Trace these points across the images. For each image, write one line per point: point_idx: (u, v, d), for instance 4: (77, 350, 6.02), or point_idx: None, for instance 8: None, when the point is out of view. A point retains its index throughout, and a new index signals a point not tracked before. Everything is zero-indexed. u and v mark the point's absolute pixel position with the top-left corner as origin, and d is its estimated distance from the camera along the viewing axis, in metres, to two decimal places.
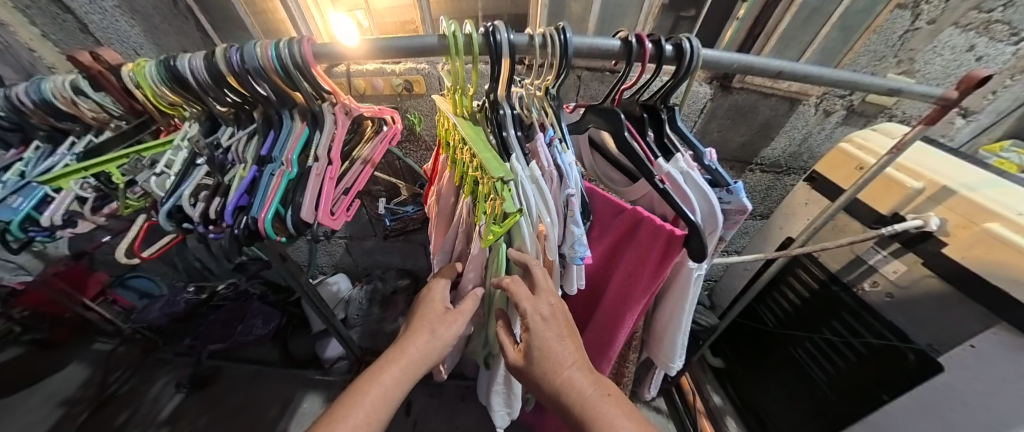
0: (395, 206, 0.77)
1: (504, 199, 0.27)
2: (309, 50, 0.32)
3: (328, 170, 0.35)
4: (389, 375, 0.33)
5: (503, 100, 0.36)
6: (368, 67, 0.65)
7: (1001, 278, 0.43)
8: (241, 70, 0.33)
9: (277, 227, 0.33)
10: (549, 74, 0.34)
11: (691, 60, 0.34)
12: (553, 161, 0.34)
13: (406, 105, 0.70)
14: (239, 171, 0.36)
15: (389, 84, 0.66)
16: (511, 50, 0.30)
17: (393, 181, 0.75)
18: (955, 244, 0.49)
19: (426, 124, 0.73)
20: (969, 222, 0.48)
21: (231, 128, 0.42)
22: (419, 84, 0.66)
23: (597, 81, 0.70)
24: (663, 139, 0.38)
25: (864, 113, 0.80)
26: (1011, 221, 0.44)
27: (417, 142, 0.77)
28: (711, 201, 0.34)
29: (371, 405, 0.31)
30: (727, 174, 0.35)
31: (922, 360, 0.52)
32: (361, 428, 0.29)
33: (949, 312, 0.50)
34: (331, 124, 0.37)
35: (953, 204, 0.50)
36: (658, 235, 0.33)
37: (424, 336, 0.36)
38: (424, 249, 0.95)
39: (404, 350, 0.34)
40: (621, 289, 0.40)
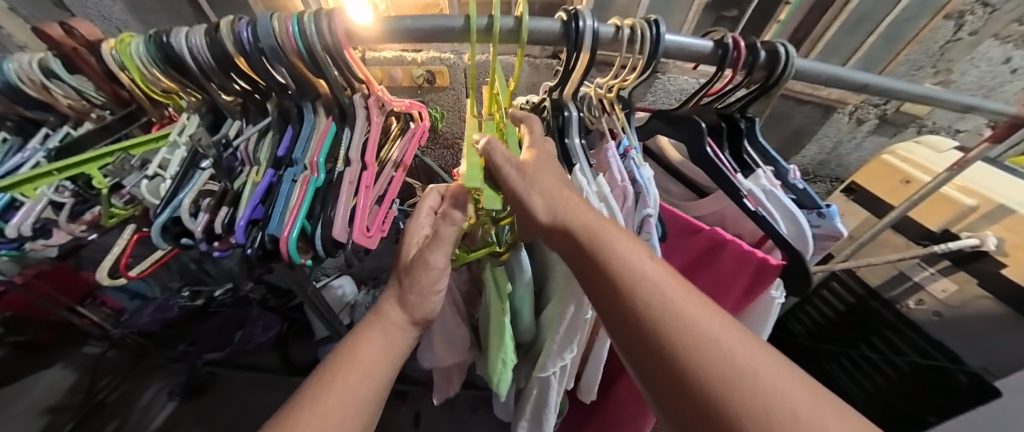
0: (409, 207, 0.70)
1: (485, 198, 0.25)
2: (340, 29, 0.27)
3: (361, 177, 0.30)
4: (362, 351, 0.30)
5: (570, 101, 0.31)
6: (385, 55, 0.59)
7: None
8: (253, 49, 0.27)
9: (301, 247, 0.27)
10: (628, 75, 0.29)
11: (785, 67, 0.30)
12: (626, 174, 0.29)
13: (427, 99, 0.65)
14: (251, 175, 0.30)
15: (407, 75, 0.61)
16: (594, 43, 0.25)
17: (410, 183, 0.69)
18: (1014, 266, 0.47)
19: (448, 121, 0.67)
20: None
21: (238, 122, 0.36)
22: (442, 76, 0.60)
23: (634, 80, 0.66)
24: (741, 154, 0.34)
25: (896, 123, 0.77)
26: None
27: (436, 139, 0.72)
28: (802, 223, 0.30)
29: (356, 377, 0.28)
30: (818, 196, 0.32)
31: (975, 383, 0.50)
32: (335, 411, 0.25)
33: (1005, 335, 0.48)
34: (362, 120, 0.33)
35: (1011, 224, 0.48)
36: (744, 262, 0.28)
37: (394, 295, 0.35)
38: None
39: (380, 314, 0.33)
40: None
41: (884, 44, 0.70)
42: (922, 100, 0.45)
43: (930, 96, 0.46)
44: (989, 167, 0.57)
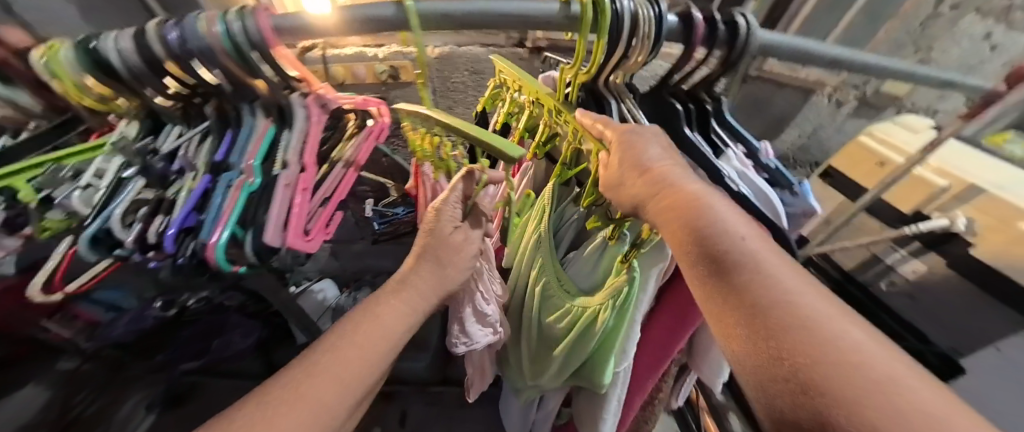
0: (384, 208, 0.71)
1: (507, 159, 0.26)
2: (265, 24, 0.26)
3: (300, 179, 0.29)
4: (383, 312, 0.31)
5: (609, 92, 0.33)
6: (347, 52, 0.60)
7: None
8: (182, 51, 0.26)
9: (233, 254, 0.26)
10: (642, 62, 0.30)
11: (748, 41, 0.28)
12: None
13: (392, 96, 0.65)
14: (187, 181, 0.29)
15: (372, 72, 0.62)
16: (631, 27, 0.25)
17: (382, 182, 0.69)
18: (984, 245, 0.47)
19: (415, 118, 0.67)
20: (999, 223, 0.45)
21: (181, 127, 0.35)
22: (406, 71, 0.61)
23: None
24: (709, 135, 0.34)
25: (875, 105, 0.76)
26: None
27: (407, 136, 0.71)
28: (777, 204, 0.29)
29: (362, 343, 0.28)
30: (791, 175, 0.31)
31: (945, 363, 0.52)
32: (353, 364, 0.27)
33: (973, 314, 0.49)
34: (301, 119, 0.32)
35: (984, 205, 0.47)
36: None
37: (429, 264, 0.35)
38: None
39: (405, 283, 0.34)
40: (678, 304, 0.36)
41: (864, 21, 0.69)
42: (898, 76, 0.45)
43: (904, 71, 0.46)
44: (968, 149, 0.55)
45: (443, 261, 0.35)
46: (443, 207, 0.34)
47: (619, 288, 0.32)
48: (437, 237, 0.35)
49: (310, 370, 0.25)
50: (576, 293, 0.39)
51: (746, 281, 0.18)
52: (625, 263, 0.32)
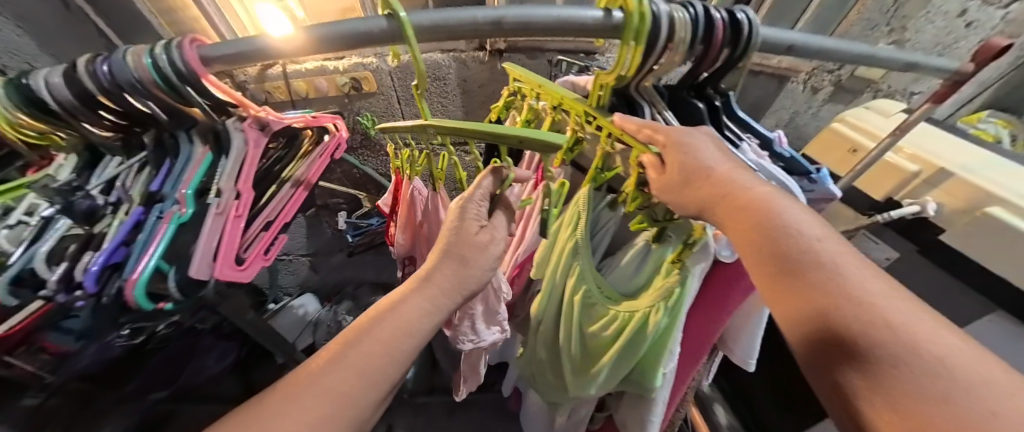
0: (357, 219, 0.69)
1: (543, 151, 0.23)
2: (191, 54, 0.24)
3: (233, 208, 0.30)
4: (407, 306, 0.28)
5: (641, 97, 0.32)
6: (308, 66, 0.60)
7: (1006, 268, 0.42)
8: (112, 85, 0.26)
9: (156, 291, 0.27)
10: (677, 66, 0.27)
11: (749, 37, 0.26)
12: None
13: (355, 106, 0.65)
14: (119, 214, 0.29)
15: (334, 84, 0.62)
16: (669, 33, 0.23)
17: (354, 193, 0.67)
18: (952, 231, 0.46)
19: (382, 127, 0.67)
20: (966, 206, 0.45)
21: (120, 158, 0.35)
22: (368, 82, 0.61)
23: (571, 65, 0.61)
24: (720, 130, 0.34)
25: (852, 90, 0.73)
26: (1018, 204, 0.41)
27: (375, 147, 0.70)
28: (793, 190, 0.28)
29: (383, 338, 0.26)
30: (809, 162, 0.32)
31: None
32: (376, 358, 0.25)
33: (943, 300, 0.49)
34: (238, 145, 0.32)
35: (952, 188, 0.46)
36: None
37: (451, 264, 0.32)
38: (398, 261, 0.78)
39: (430, 277, 0.31)
40: (714, 299, 0.36)
41: None
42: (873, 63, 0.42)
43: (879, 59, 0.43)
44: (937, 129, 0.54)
45: (466, 261, 0.32)
46: (467, 204, 0.32)
47: (671, 288, 0.32)
48: (458, 235, 0.32)
49: (331, 364, 0.23)
50: (616, 298, 0.38)
51: (823, 278, 0.17)
52: (676, 263, 0.31)
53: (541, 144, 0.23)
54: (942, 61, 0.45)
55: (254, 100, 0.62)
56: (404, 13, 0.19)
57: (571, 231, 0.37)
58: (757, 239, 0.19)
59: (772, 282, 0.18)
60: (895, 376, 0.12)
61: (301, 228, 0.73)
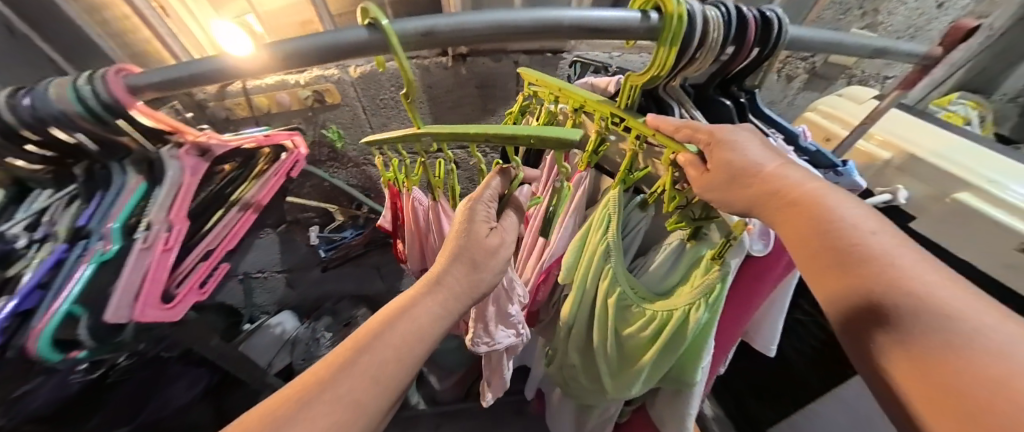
0: (330, 233, 0.70)
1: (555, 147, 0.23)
2: (117, 84, 0.24)
3: (160, 241, 0.32)
4: (417, 311, 0.28)
5: (669, 97, 0.32)
6: (268, 81, 0.58)
7: (978, 257, 0.42)
8: (34, 119, 0.25)
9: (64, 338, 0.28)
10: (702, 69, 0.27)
11: (778, 36, 0.28)
12: None
13: (321, 119, 0.63)
14: (42, 251, 0.30)
15: (296, 98, 0.60)
16: (703, 32, 0.22)
17: (326, 207, 0.68)
18: (923, 218, 0.46)
19: (349, 138, 0.66)
20: (937, 193, 0.44)
21: (51, 189, 0.35)
22: (331, 94, 0.60)
23: (539, 66, 0.60)
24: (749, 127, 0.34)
25: (826, 77, 0.73)
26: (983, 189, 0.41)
27: (343, 159, 0.69)
28: None
29: (398, 342, 0.26)
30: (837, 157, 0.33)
31: None
32: (389, 364, 0.24)
33: None
34: (174, 171, 0.33)
35: (925, 175, 0.45)
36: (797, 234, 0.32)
37: (463, 265, 0.31)
38: (377, 272, 0.78)
39: (441, 279, 0.30)
40: (751, 284, 0.39)
41: None
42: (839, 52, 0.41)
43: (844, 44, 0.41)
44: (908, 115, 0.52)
45: (480, 263, 0.31)
46: (476, 206, 0.30)
47: (711, 285, 0.32)
48: (467, 238, 0.30)
49: (337, 372, 0.22)
50: (650, 297, 0.38)
51: (884, 272, 0.16)
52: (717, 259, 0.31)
53: (557, 138, 0.22)
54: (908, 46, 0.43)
55: (215, 119, 0.61)
56: (388, 21, 0.17)
57: (602, 233, 0.35)
58: (810, 236, 0.18)
59: (830, 282, 0.17)
60: (964, 373, 0.11)
61: (274, 245, 0.73)
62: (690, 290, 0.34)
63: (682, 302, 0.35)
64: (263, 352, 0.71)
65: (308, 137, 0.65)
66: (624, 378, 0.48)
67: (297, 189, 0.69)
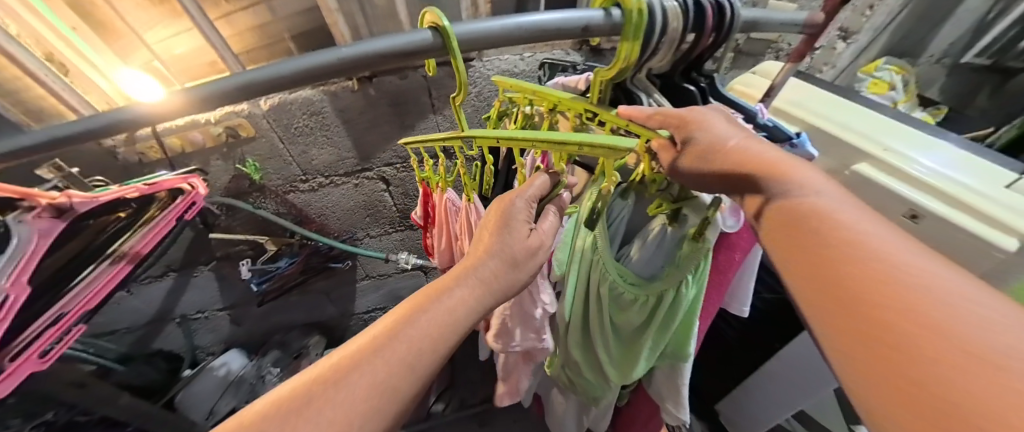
0: (265, 264, 0.82)
1: (585, 148, 0.23)
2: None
3: None
4: (451, 302, 0.30)
5: (637, 86, 0.39)
6: (177, 122, 0.59)
7: None
8: None
9: None
10: (662, 53, 0.34)
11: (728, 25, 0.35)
12: None
13: (238, 152, 0.66)
14: None
15: (209, 135, 0.62)
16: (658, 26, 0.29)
17: (256, 239, 0.80)
18: None
19: (268, 167, 0.70)
20: (842, 163, 0.46)
21: None
22: (244, 128, 0.62)
23: (450, 76, 0.65)
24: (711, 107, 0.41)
25: (752, 53, 0.71)
26: (879, 159, 0.43)
27: (266, 190, 0.75)
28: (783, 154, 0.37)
29: (430, 333, 0.28)
30: (788, 130, 0.40)
31: None
32: (412, 349, 0.27)
33: None
34: (24, 232, 0.38)
35: (833, 146, 0.47)
36: None
37: (500, 263, 0.32)
38: (326, 297, 1.06)
39: (471, 268, 0.31)
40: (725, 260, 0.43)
41: None
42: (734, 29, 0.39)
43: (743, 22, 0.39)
44: (804, 86, 0.56)
45: (518, 261, 0.32)
46: (517, 205, 0.31)
47: (695, 262, 0.34)
48: (508, 236, 0.32)
49: (355, 365, 0.26)
50: (639, 283, 0.38)
51: (853, 246, 0.18)
52: (697, 240, 0.32)
53: (602, 146, 0.23)
54: (788, 15, 0.41)
55: (126, 163, 0.61)
56: (447, 24, 0.28)
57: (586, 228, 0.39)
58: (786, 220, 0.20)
59: (806, 260, 0.19)
60: (937, 342, 0.13)
61: (213, 281, 0.90)
62: (677, 271, 0.35)
63: (671, 284, 0.36)
64: (202, 396, 0.94)
65: (224, 173, 0.69)
66: (625, 362, 0.48)
67: (224, 223, 0.79)
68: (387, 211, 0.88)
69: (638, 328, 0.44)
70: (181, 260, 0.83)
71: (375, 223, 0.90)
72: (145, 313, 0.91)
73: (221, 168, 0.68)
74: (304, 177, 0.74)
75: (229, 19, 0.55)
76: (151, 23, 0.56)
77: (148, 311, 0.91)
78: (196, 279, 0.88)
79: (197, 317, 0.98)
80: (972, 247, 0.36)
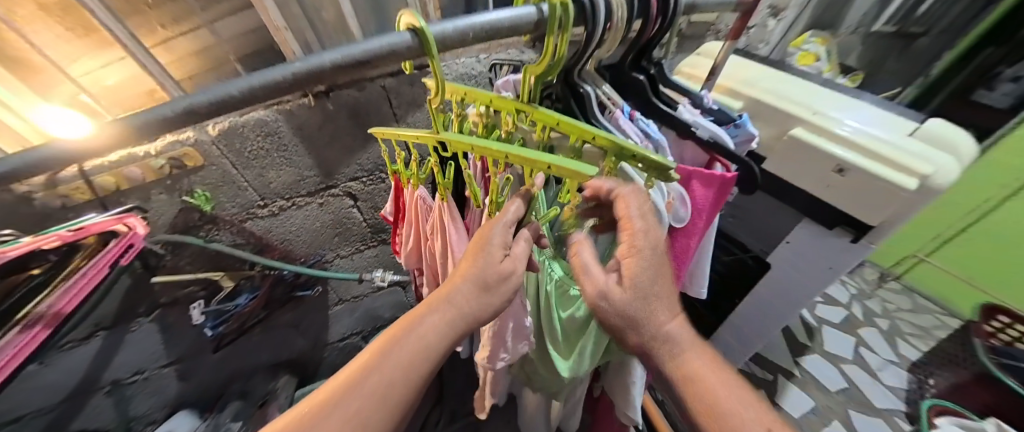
0: (220, 304, 0.82)
1: (555, 166, 0.27)
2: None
3: None
4: (426, 330, 0.33)
5: (587, 78, 0.42)
6: (110, 157, 0.53)
7: (824, 193, 0.52)
8: None
9: None
10: (612, 44, 0.37)
11: (674, 11, 0.37)
12: (641, 133, 0.42)
13: (184, 182, 0.63)
14: None
15: (150, 169, 0.57)
16: (609, 14, 0.32)
17: (211, 277, 0.79)
18: (772, 158, 0.55)
19: (222, 194, 0.68)
20: (781, 132, 0.53)
21: None
22: (191, 157, 0.59)
23: (407, 84, 0.67)
24: (663, 95, 0.46)
25: (693, 37, 0.76)
26: (809, 122, 0.50)
27: (219, 221, 0.73)
28: (727, 138, 0.43)
29: (408, 359, 0.32)
30: (733, 113, 0.46)
31: (759, 262, 0.75)
32: (392, 383, 0.31)
33: (780, 218, 0.66)
34: None
35: (771, 117, 0.54)
36: (711, 182, 0.41)
37: (473, 291, 0.35)
38: (296, 329, 1.11)
39: (447, 295, 0.34)
40: (678, 250, 0.50)
41: None
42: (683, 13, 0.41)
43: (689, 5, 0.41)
44: (746, 61, 0.64)
45: (492, 286, 0.35)
46: (493, 231, 0.33)
47: None
48: (485, 262, 0.34)
49: (337, 399, 0.29)
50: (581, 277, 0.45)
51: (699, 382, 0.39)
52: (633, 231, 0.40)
53: (569, 169, 0.27)
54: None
55: (46, 209, 0.53)
56: (426, 28, 0.26)
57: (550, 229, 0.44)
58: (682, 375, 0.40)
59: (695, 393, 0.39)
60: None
61: (154, 333, 0.83)
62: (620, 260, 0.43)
63: None
64: None
65: (170, 208, 0.65)
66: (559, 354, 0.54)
67: (172, 262, 0.74)
68: (356, 227, 0.92)
69: (583, 322, 0.50)
70: (115, 315, 0.74)
71: (344, 242, 0.94)
72: (63, 386, 0.77)
73: (165, 201, 0.64)
74: (263, 202, 0.73)
75: (168, 45, 0.51)
76: (76, 56, 0.50)
77: (68, 384, 0.78)
78: (133, 336, 0.80)
79: (133, 379, 0.88)
80: (884, 188, 0.44)
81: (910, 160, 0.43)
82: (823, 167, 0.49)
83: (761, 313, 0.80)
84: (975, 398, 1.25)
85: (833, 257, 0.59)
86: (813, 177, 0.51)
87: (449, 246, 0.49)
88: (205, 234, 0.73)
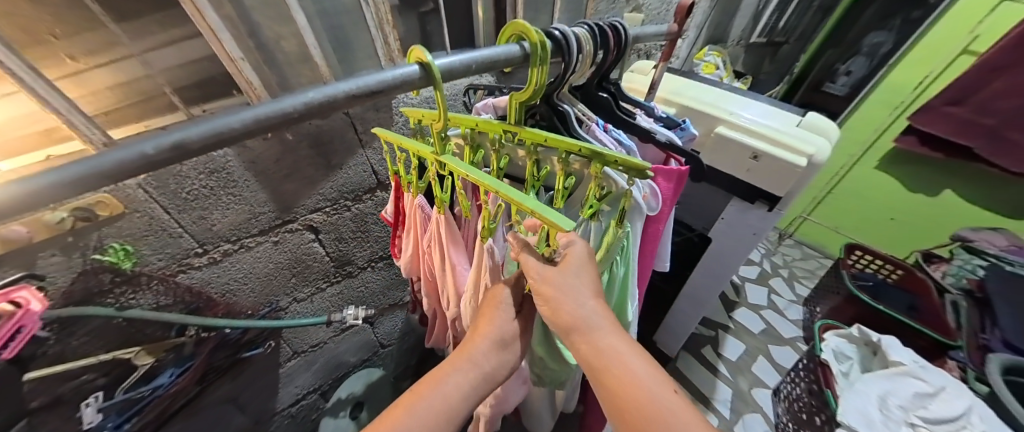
0: (134, 390, 0.64)
1: (544, 215, 0.32)
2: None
3: None
4: (453, 377, 0.35)
5: (564, 99, 0.51)
6: None
7: (748, 177, 0.65)
8: None
9: None
10: (583, 70, 0.46)
11: (624, 37, 0.48)
12: (614, 140, 0.50)
13: (90, 239, 0.49)
14: None
15: (43, 226, 0.43)
16: (580, 44, 0.41)
17: (120, 356, 0.62)
18: (707, 153, 0.67)
19: (146, 245, 0.55)
20: (709, 131, 0.67)
21: None
22: (107, 205, 0.47)
23: (372, 110, 0.68)
24: (622, 108, 0.57)
25: None
26: (729, 122, 0.64)
27: (133, 282, 0.57)
28: (673, 137, 0.55)
29: (435, 414, 0.32)
30: (676, 119, 0.58)
31: (703, 238, 0.90)
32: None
33: (713, 199, 0.81)
34: None
35: (699, 120, 0.67)
36: (670, 177, 0.51)
37: (488, 342, 0.39)
38: (237, 404, 0.91)
39: (467, 352, 0.37)
40: (651, 236, 0.58)
41: (568, 15, 0.99)
42: (632, 41, 0.51)
43: (632, 34, 0.52)
44: (670, 76, 0.78)
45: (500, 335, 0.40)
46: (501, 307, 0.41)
47: (621, 244, 0.49)
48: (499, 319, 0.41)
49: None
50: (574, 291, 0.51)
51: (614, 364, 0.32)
52: (621, 226, 0.47)
53: (547, 220, 0.31)
54: (656, 29, 0.55)
55: None
56: (433, 63, 0.34)
57: None
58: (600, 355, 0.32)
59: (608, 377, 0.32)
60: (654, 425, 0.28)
61: None
62: (609, 255, 0.50)
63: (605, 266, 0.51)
64: None
65: (66, 273, 0.49)
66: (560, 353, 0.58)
67: (58, 348, 0.54)
68: (317, 264, 0.84)
69: None
70: None
71: (301, 282, 0.84)
72: None
73: (59, 265, 0.48)
74: (202, 249, 0.62)
75: (79, 78, 0.42)
76: None
77: None
78: None
79: None
80: (788, 168, 0.58)
81: (799, 143, 0.59)
82: (743, 155, 0.62)
83: (705, 281, 0.95)
84: (845, 312, 1.52)
85: (756, 225, 0.74)
86: (737, 164, 0.64)
87: (451, 265, 0.52)
88: (115, 301, 0.57)
